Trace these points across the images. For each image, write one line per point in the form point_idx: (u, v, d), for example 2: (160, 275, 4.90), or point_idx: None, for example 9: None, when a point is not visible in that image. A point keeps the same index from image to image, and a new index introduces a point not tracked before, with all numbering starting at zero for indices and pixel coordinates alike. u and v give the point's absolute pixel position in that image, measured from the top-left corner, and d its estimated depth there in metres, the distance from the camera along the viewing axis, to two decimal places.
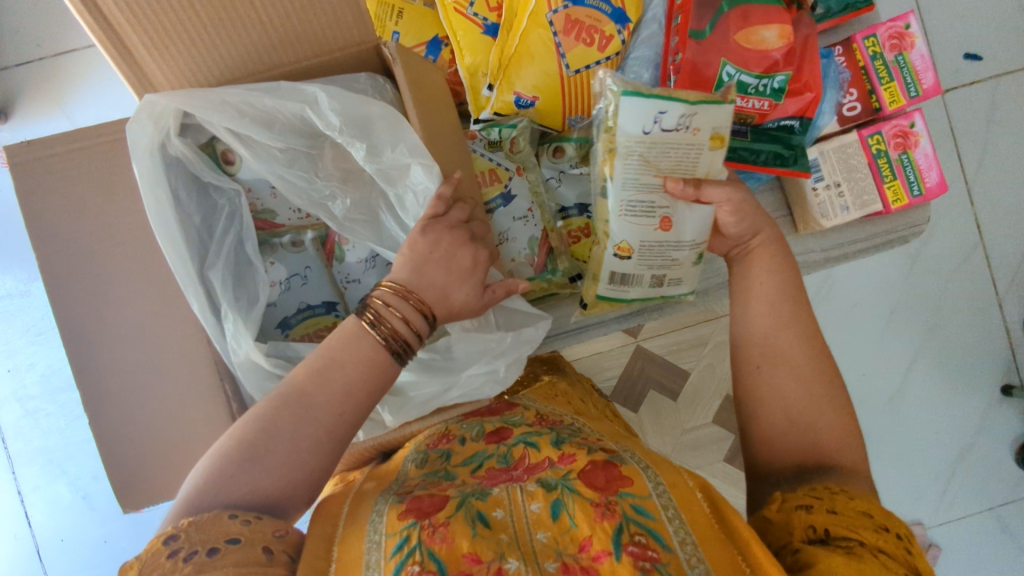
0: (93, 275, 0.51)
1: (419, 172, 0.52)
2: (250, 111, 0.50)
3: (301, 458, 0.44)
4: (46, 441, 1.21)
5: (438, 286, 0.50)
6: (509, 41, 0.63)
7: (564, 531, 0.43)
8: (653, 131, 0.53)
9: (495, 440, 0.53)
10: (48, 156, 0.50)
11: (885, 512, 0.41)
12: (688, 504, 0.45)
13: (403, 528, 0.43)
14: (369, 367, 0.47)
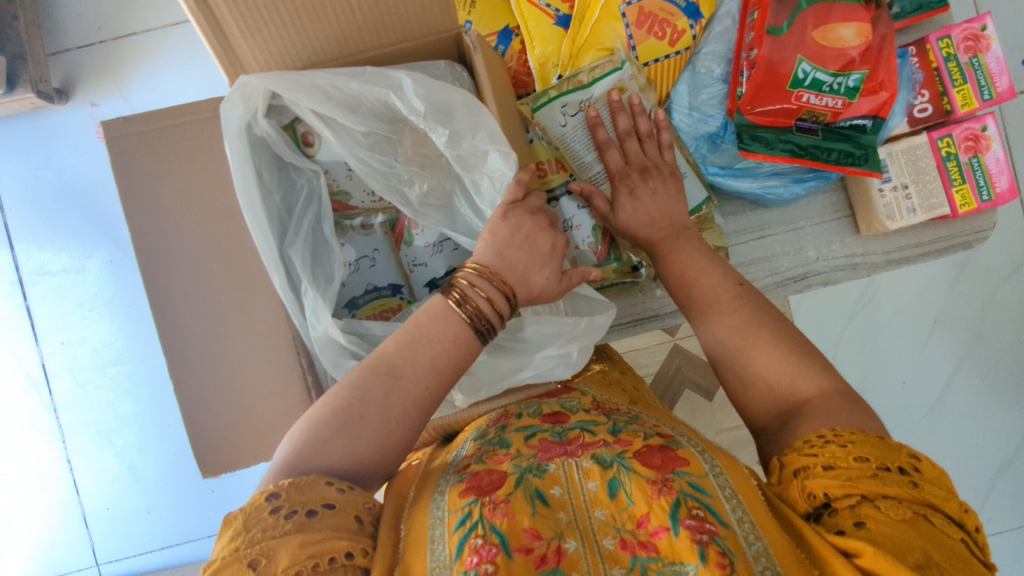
0: (181, 248, 0.53)
1: (495, 159, 0.53)
2: (337, 94, 0.52)
3: (388, 426, 0.46)
4: (94, 413, 1.25)
5: (518, 269, 0.51)
6: (579, 31, 0.63)
7: (621, 509, 0.44)
8: (569, 119, 0.62)
9: (552, 421, 0.54)
10: (142, 132, 0.52)
11: (880, 444, 0.42)
12: (744, 484, 0.44)
13: (464, 505, 0.45)
14: (454, 342, 0.48)
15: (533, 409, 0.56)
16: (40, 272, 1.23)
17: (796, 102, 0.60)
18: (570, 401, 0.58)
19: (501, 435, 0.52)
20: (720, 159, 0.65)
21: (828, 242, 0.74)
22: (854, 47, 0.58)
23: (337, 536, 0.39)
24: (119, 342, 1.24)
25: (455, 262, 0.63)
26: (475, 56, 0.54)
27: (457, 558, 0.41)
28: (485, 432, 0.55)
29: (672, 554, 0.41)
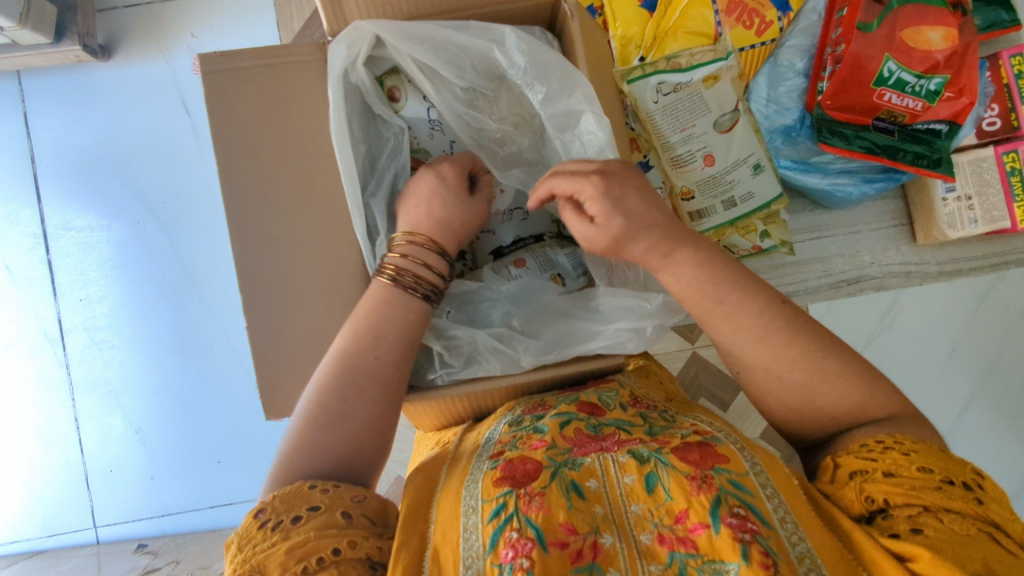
0: (265, 190, 0.52)
1: (588, 121, 0.53)
2: (445, 47, 0.54)
3: (357, 416, 0.46)
4: (106, 372, 1.14)
5: (434, 223, 0.53)
6: (667, 14, 0.64)
7: (659, 504, 0.42)
8: (664, 98, 0.62)
9: (588, 411, 0.53)
10: (238, 68, 0.51)
11: (943, 461, 0.41)
12: (787, 488, 0.43)
13: (499, 495, 0.43)
14: (402, 320, 0.50)
15: (569, 400, 0.56)
16: (65, 225, 1.13)
17: (877, 100, 0.61)
18: (608, 394, 0.57)
19: (535, 423, 0.52)
20: (791, 152, 0.67)
21: None
22: (939, 51, 0.59)
23: (323, 536, 0.37)
24: (138, 303, 1.13)
25: (522, 233, 0.64)
26: (572, 23, 0.54)
27: (491, 550, 0.39)
28: (520, 420, 0.54)
29: (711, 553, 0.39)
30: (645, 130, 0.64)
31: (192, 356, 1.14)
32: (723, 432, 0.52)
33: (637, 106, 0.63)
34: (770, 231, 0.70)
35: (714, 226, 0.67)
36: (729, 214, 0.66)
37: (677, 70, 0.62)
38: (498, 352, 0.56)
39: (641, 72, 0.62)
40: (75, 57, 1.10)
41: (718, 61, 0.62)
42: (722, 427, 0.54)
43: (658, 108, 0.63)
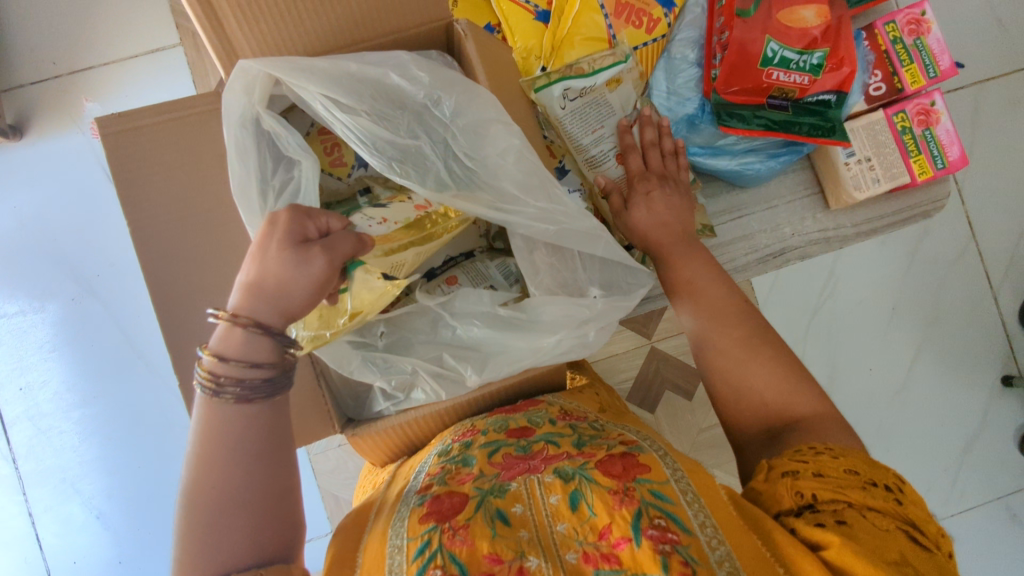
0: (182, 243, 0.52)
1: (499, 132, 0.53)
2: (344, 76, 0.52)
3: (224, 499, 0.43)
4: (58, 460, 1.10)
5: (269, 286, 0.45)
6: (561, 24, 0.67)
7: (583, 520, 0.48)
8: (570, 102, 0.65)
9: (518, 435, 0.59)
10: (138, 127, 0.52)
11: (867, 465, 0.47)
12: (707, 491, 0.48)
13: (424, 533, 0.47)
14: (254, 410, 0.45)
15: (500, 425, 0.61)
16: None
17: (767, 80, 0.64)
18: (537, 414, 0.63)
19: (464, 454, 0.57)
20: (699, 139, 0.69)
21: (801, 217, 0.78)
22: (812, 28, 0.63)
23: None
24: (84, 383, 1.09)
25: (452, 252, 0.64)
26: (467, 43, 0.56)
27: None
28: (451, 449, 0.60)
29: (634, 565, 0.43)
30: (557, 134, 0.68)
31: (149, 427, 1.10)
32: (644, 438, 0.58)
33: (548, 112, 0.66)
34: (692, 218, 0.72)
35: None
36: None
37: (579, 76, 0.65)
38: (442, 376, 0.56)
39: (547, 81, 0.65)
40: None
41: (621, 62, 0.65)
42: (643, 433, 0.60)
43: (566, 114, 0.66)
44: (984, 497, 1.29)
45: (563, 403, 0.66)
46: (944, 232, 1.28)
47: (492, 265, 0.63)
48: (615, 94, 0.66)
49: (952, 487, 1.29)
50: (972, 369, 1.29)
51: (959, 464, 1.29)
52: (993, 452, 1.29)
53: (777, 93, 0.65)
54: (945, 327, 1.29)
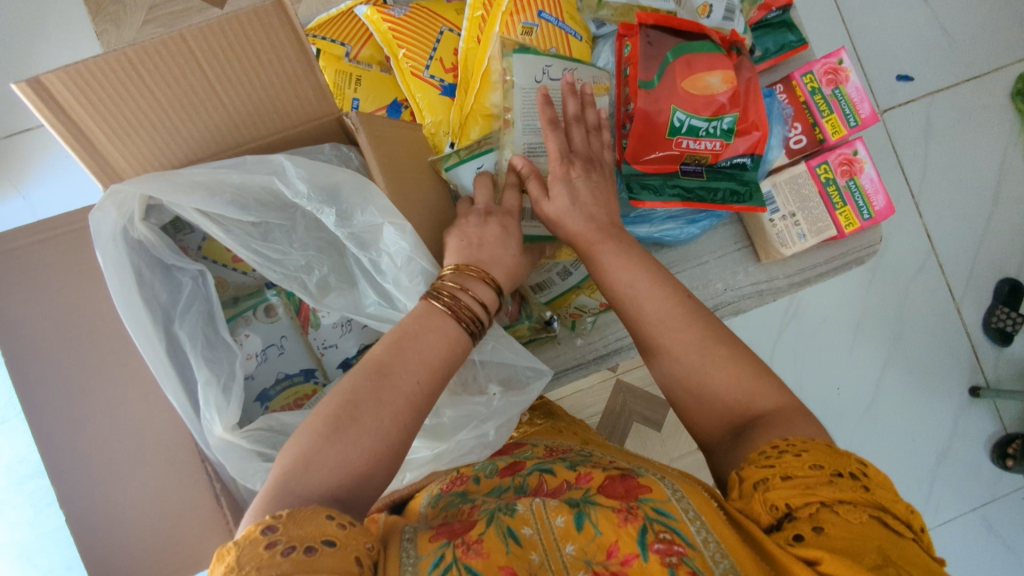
0: (62, 366, 0.50)
1: (390, 234, 0.53)
2: (220, 188, 0.52)
3: (378, 414, 0.43)
4: (13, 533, 0.97)
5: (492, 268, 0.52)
6: (465, 98, 0.65)
7: (590, 540, 0.43)
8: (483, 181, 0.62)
9: (509, 473, 0.57)
10: (13, 249, 0.50)
11: (830, 455, 0.44)
12: (705, 505, 0.44)
13: (436, 549, 0.42)
14: (448, 340, 0.47)
15: (489, 468, 0.60)
16: None
17: (677, 148, 0.63)
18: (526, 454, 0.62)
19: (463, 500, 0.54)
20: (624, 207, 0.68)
21: (733, 271, 0.76)
22: (717, 94, 0.62)
23: None
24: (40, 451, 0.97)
25: (366, 339, 0.63)
26: (359, 135, 0.53)
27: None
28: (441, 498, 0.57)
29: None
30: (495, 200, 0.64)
31: None
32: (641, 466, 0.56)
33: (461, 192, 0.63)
34: None
35: (557, 290, 0.70)
36: (569, 279, 0.69)
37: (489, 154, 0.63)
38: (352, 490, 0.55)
39: (456, 159, 0.62)
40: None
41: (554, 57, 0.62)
42: (636, 462, 0.59)
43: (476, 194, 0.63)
44: (961, 509, 1.28)
45: (547, 443, 0.66)
46: (904, 247, 1.28)
47: None
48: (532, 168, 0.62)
49: (929, 501, 1.27)
50: (939, 382, 1.28)
51: (934, 477, 1.28)
52: (966, 462, 1.29)
53: (693, 158, 0.64)
54: (911, 341, 1.28)
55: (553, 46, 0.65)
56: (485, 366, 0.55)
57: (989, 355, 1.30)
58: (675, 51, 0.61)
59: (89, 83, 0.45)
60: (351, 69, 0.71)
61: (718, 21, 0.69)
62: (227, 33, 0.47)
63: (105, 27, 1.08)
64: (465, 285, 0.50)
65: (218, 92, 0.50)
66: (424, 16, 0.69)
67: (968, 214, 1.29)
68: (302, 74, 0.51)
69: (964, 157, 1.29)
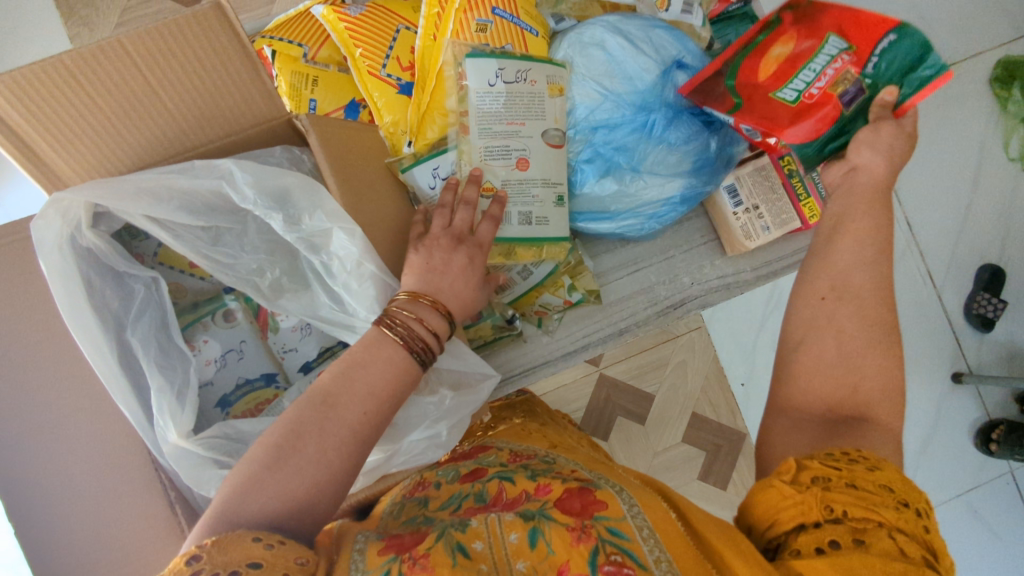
0: (12, 375, 0.49)
1: (339, 238, 0.53)
2: (166, 193, 0.51)
3: (321, 446, 0.45)
4: None
5: (445, 289, 0.53)
6: (421, 95, 0.65)
7: (542, 558, 0.44)
8: (440, 181, 0.62)
9: (470, 480, 0.58)
10: None
11: (902, 483, 0.44)
12: (665, 526, 0.46)
13: (383, 564, 0.42)
14: (396, 370, 0.48)
15: (451, 474, 0.61)
16: None
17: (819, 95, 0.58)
18: (489, 459, 0.63)
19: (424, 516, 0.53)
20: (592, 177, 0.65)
21: (700, 265, 0.76)
22: (799, 40, 0.59)
23: None
24: None
25: (327, 341, 0.63)
26: (310, 137, 0.52)
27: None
28: (404, 505, 0.58)
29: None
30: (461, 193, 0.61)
31: None
32: (601, 476, 0.57)
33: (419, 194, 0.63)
34: (578, 283, 0.69)
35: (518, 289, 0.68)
36: (529, 280, 0.67)
37: (445, 154, 0.62)
38: None
39: (414, 160, 0.62)
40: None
41: (508, 58, 0.61)
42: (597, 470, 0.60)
43: (433, 195, 0.62)
44: (944, 496, 1.28)
45: (514, 447, 0.67)
46: None
47: None
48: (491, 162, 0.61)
49: None
50: (921, 370, 1.29)
51: (917, 464, 1.28)
52: (949, 448, 1.29)
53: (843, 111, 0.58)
54: None
55: (508, 42, 0.64)
56: (437, 372, 0.54)
57: (971, 342, 1.30)
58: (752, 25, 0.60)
59: (28, 93, 0.44)
60: (308, 70, 0.70)
61: (677, 14, 0.69)
62: (167, 39, 0.46)
63: (78, 31, 1.07)
64: (416, 312, 0.50)
65: (162, 97, 0.49)
66: (381, 14, 0.69)
67: (947, 201, 1.29)
68: (247, 77, 0.50)
69: (942, 144, 1.29)
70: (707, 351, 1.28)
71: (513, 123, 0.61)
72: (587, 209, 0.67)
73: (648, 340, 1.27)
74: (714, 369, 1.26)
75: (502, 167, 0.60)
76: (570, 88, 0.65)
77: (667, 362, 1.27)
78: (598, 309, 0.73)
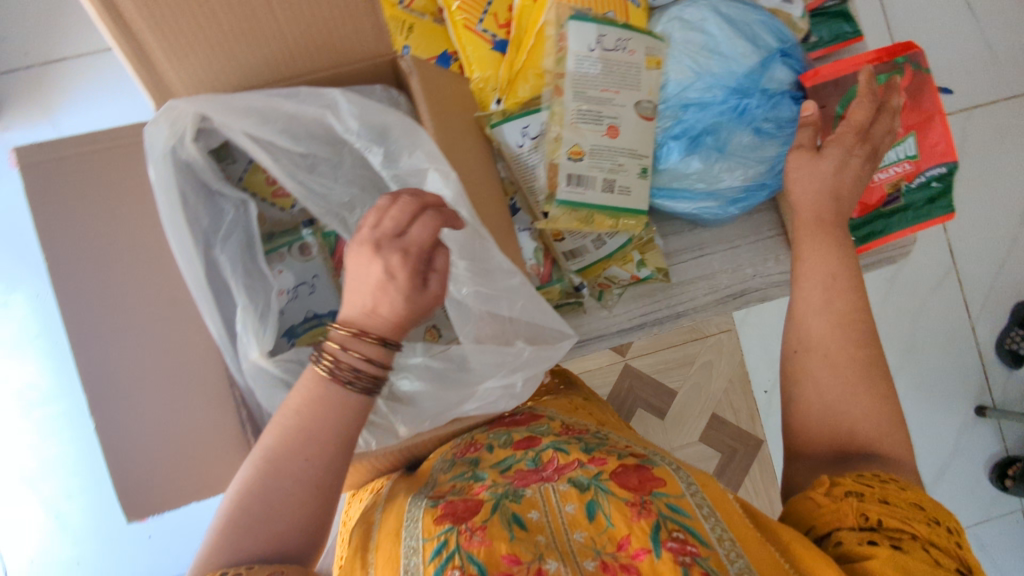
0: (102, 278, 0.50)
1: (434, 179, 0.53)
2: (273, 115, 0.52)
3: (274, 493, 0.46)
4: (59, 450, 1.11)
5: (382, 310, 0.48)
6: (517, 56, 0.65)
7: (600, 530, 0.50)
8: (529, 140, 0.62)
9: (526, 446, 0.60)
10: (60, 158, 0.49)
11: (930, 501, 0.47)
12: (718, 501, 0.51)
13: (441, 533, 0.49)
14: (347, 411, 0.47)
15: (503, 438, 0.62)
16: None
17: (876, 182, 0.68)
18: (541, 427, 0.63)
19: (474, 471, 0.57)
20: (676, 155, 0.65)
21: (764, 258, 0.76)
22: (895, 117, 0.68)
23: None
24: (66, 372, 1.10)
25: None
26: (411, 80, 0.54)
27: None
28: (456, 462, 0.60)
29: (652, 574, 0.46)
30: (548, 153, 0.61)
31: None
32: (656, 452, 0.59)
33: (506, 151, 0.63)
34: (648, 259, 0.69)
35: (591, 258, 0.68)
36: (602, 250, 0.67)
37: (536, 112, 0.63)
38: (372, 425, 0.54)
39: (507, 116, 0.62)
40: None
41: (610, 25, 0.60)
42: (653, 449, 0.61)
43: (518, 152, 0.63)
44: None
45: (564, 419, 0.67)
46: (926, 260, 1.27)
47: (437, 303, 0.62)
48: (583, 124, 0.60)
49: None
50: (947, 398, 1.28)
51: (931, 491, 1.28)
52: (965, 479, 1.29)
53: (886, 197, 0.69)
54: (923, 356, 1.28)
55: (610, 10, 0.63)
56: (515, 321, 0.56)
57: (999, 376, 1.29)
58: (865, 83, 0.66)
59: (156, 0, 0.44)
60: (404, 16, 0.70)
61: (776, 2, 0.69)
62: None
63: None
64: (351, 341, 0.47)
65: (278, 18, 0.49)
66: None
67: (994, 232, 1.28)
68: (362, 11, 0.50)
69: (996, 174, 1.27)
70: (735, 354, 1.27)
71: (607, 90, 0.60)
72: (665, 184, 0.67)
73: (676, 337, 1.27)
74: (740, 373, 1.26)
75: (592, 133, 0.60)
76: (664, 63, 0.65)
77: (693, 361, 1.27)
78: (661, 289, 0.74)
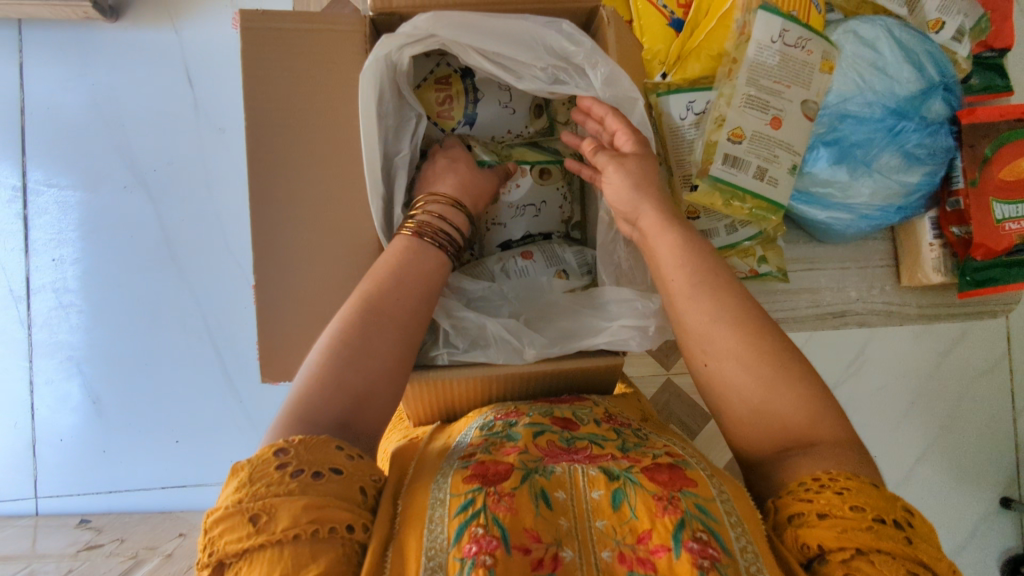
0: (286, 148, 0.52)
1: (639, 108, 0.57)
2: (504, 36, 0.56)
3: (378, 351, 0.44)
4: (73, 337, 0.99)
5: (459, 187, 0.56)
6: (693, 37, 0.67)
7: (623, 522, 0.38)
8: (692, 114, 0.65)
9: (562, 425, 0.49)
10: (276, 28, 0.52)
11: (875, 493, 0.37)
12: (747, 512, 0.39)
13: (467, 491, 0.38)
14: (431, 293, 0.49)
15: (544, 411, 0.52)
16: (45, 181, 0.99)
17: (1006, 232, 0.68)
18: (582, 409, 0.53)
19: (508, 430, 0.47)
20: (826, 159, 0.67)
21: (870, 285, 0.78)
22: None
23: (343, 505, 0.35)
24: (110, 258, 0.99)
25: (532, 229, 0.65)
26: (608, 30, 0.57)
27: (456, 543, 0.35)
28: (492, 425, 0.50)
29: None
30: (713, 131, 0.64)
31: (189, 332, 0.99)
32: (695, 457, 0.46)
33: (669, 121, 0.66)
34: (768, 257, 0.72)
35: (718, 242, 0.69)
36: (731, 237, 0.69)
37: (706, 91, 0.65)
38: (503, 339, 0.55)
39: (679, 89, 0.65)
40: (83, 14, 0.96)
41: (795, 23, 0.63)
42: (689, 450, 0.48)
43: (682, 124, 0.66)
44: None
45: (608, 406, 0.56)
46: None
47: (568, 250, 0.63)
48: (751, 111, 0.63)
49: None
50: None
51: None
52: None
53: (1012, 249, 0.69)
54: None
55: (795, 9, 0.63)
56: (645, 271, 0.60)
57: None
58: (1012, 134, 0.68)
59: None
60: None
61: (945, 39, 0.71)
62: None
63: None
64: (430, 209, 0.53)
65: None
66: None
67: None
68: None
69: None
70: None
71: (781, 83, 0.63)
72: (809, 185, 0.68)
73: None
74: None
75: (756, 120, 0.63)
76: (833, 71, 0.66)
77: None
78: (765, 290, 0.77)
